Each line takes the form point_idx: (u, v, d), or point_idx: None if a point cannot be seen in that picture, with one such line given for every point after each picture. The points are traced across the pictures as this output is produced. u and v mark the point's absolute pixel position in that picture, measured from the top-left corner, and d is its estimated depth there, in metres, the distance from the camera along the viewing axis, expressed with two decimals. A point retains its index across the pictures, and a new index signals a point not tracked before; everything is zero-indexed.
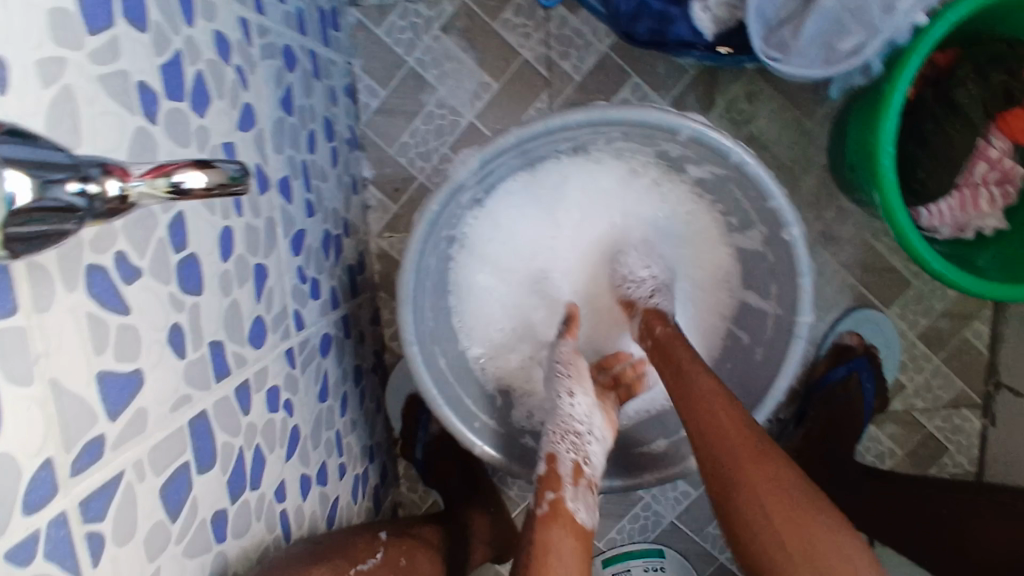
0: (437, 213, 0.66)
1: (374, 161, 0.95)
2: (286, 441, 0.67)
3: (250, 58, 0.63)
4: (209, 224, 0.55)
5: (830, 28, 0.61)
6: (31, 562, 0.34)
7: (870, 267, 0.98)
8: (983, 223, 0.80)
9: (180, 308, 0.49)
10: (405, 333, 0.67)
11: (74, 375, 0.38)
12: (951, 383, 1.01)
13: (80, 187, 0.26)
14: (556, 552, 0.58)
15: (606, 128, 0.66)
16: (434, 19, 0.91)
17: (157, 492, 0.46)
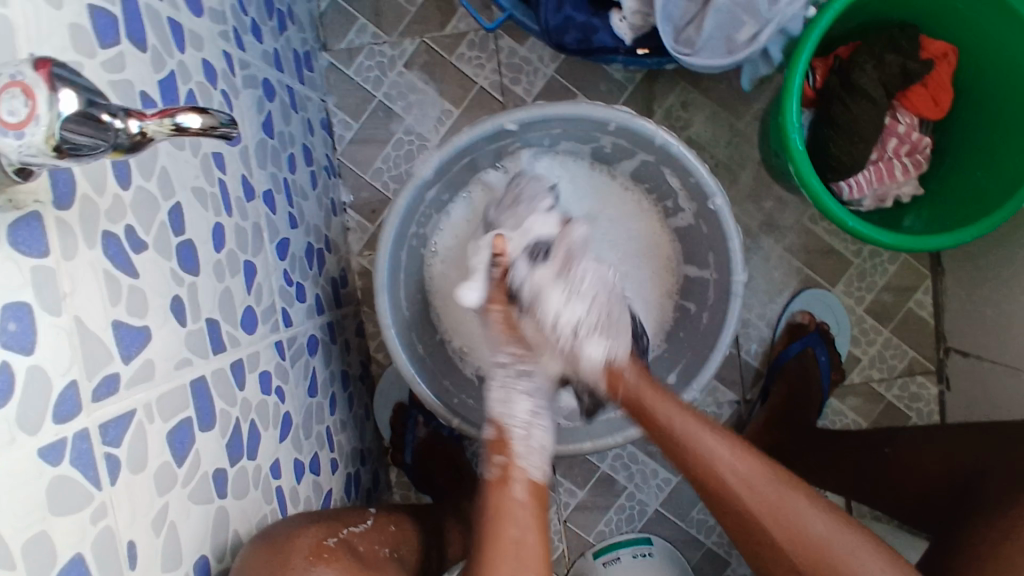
0: (405, 208, 0.74)
1: (351, 187, 1.05)
2: (279, 423, 0.73)
3: (234, 86, 0.73)
4: (203, 217, 0.62)
5: (727, 23, 0.72)
6: (62, 463, 0.41)
7: (813, 250, 1.05)
8: (899, 191, 0.89)
9: (180, 283, 0.57)
10: (383, 317, 0.74)
11: (92, 317, 0.45)
12: (903, 352, 1.06)
13: (111, 119, 0.34)
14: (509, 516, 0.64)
15: (545, 124, 0.76)
16: (398, 57, 1.02)
17: (164, 436, 0.51)
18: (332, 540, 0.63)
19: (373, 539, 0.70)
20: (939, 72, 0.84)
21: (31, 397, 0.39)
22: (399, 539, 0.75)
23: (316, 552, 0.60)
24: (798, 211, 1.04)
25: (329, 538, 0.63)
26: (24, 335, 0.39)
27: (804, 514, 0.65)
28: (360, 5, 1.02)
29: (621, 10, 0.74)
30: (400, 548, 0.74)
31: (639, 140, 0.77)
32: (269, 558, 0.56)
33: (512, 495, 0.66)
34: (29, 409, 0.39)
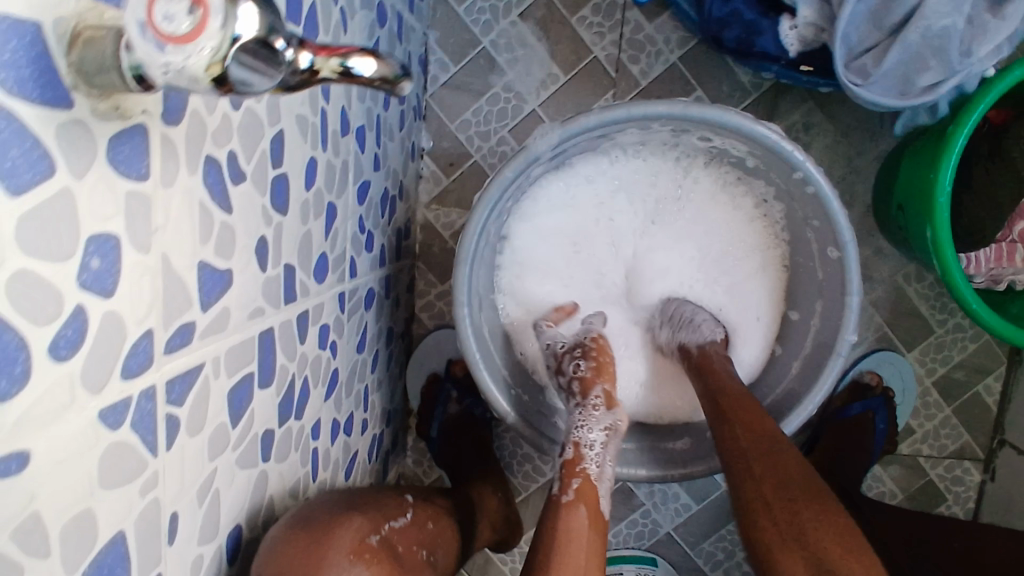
0: (510, 180, 0.67)
1: (434, 133, 0.97)
2: (327, 381, 0.67)
3: (352, 4, 0.65)
4: (301, 151, 0.56)
5: (913, 61, 0.63)
6: (124, 427, 0.35)
7: (900, 310, 0.98)
8: (1016, 278, 0.80)
9: (268, 223, 0.50)
10: (458, 294, 0.69)
11: (182, 253, 0.39)
12: (960, 434, 1.01)
13: (283, 46, 0.27)
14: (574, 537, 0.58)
15: (652, 122, 0.68)
16: (514, 5, 0.93)
17: (225, 394, 0.46)
18: (375, 543, 0.56)
19: (412, 538, 0.64)
20: None
21: (103, 349, 0.33)
22: (434, 540, 0.69)
23: (356, 551, 0.53)
24: (898, 266, 0.97)
25: (371, 541, 0.55)
26: (106, 274, 0.33)
27: (794, 463, 0.61)
28: None
29: (794, 16, 0.65)
30: (435, 550, 0.68)
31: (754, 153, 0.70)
32: (304, 545, 0.50)
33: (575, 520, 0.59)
34: (98, 364, 0.32)
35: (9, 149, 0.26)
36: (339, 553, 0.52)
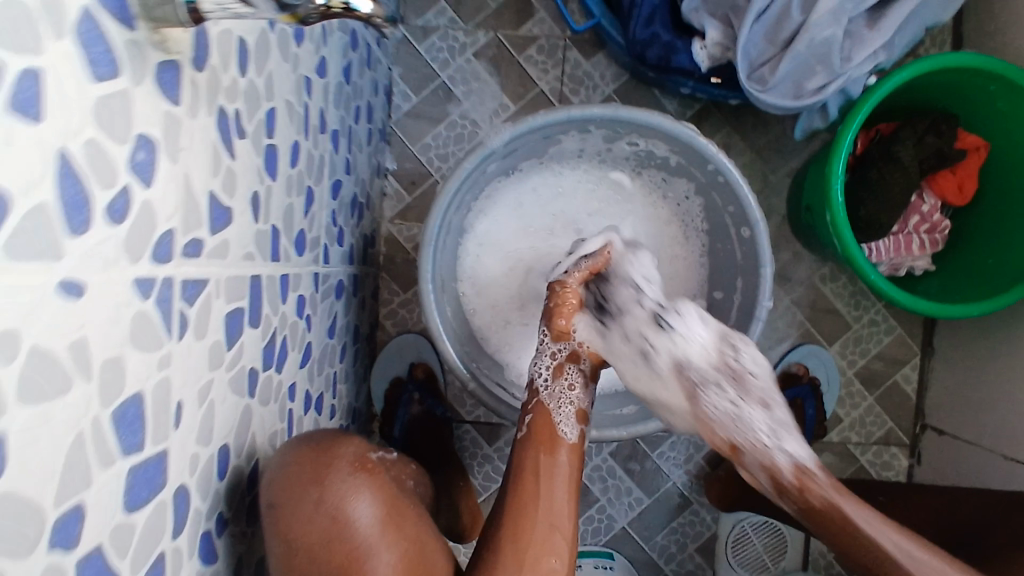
0: (469, 171, 0.77)
1: (397, 156, 1.08)
2: (302, 350, 0.74)
3: (331, 23, 0.76)
4: (287, 131, 0.65)
5: (800, 69, 0.76)
6: (150, 300, 0.42)
7: (817, 308, 1.10)
8: (913, 264, 0.94)
9: (261, 182, 0.59)
10: (423, 272, 0.77)
11: (199, 179, 0.47)
12: (882, 421, 1.10)
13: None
14: (535, 494, 0.65)
15: (587, 125, 0.80)
16: (469, 45, 1.07)
17: (223, 317, 0.53)
18: (376, 461, 0.60)
19: (402, 471, 0.69)
20: (968, 162, 0.89)
21: (140, 228, 0.40)
22: (419, 478, 0.75)
23: (358, 465, 0.58)
24: (810, 268, 1.10)
25: (371, 460, 0.60)
26: (145, 168, 0.40)
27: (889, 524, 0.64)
28: None
29: (704, 39, 0.79)
30: (420, 484, 0.74)
31: (676, 153, 0.82)
32: (300, 469, 0.56)
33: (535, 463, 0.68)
34: (137, 239, 0.40)
35: (96, 43, 0.34)
36: (340, 475, 0.56)
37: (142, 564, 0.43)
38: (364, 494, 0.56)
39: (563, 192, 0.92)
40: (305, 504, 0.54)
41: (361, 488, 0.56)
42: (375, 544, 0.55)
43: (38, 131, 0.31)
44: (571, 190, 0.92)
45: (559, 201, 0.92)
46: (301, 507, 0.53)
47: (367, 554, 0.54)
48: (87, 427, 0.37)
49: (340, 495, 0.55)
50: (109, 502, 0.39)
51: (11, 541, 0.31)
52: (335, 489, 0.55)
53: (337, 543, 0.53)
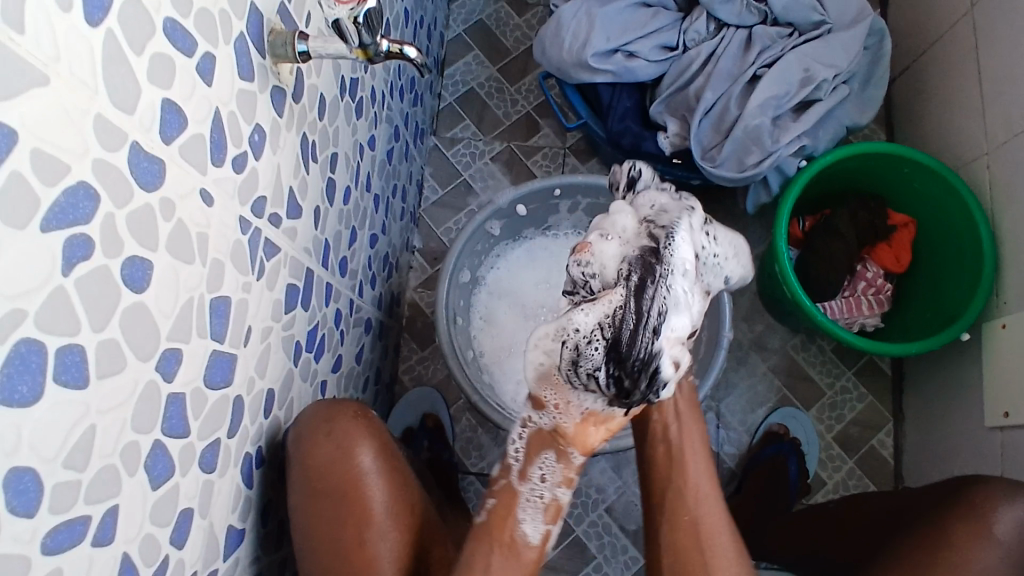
0: (480, 223, 0.97)
1: (424, 236, 1.28)
2: (335, 357, 0.88)
3: (381, 113, 1.00)
4: (344, 174, 0.85)
5: (740, 148, 0.98)
6: (245, 235, 0.58)
7: (793, 375, 1.22)
8: (865, 321, 1.08)
9: (323, 200, 0.78)
10: (440, 300, 0.94)
11: (284, 173, 0.66)
12: (865, 484, 1.16)
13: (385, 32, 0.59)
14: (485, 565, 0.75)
15: (576, 191, 1.00)
16: (487, 152, 1.32)
17: (284, 285, 0.68)
18: (374, 417, 0.76)
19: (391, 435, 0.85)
20: (901, 235, 1.08)
21: (246, 184, 0.58)
22: None
23: (360, 415, 0.75)
24: (783, 339, 1.23)
25: (371, 415, 0.76)
26: (256, 146, 0.59)
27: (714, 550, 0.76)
28: (468, 110, 1.34)
29: (667, 131, 1.03)
30: None
31: None
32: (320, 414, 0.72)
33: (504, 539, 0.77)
34: (244, 189, 0.58)
35: (242, 55, 0.55)
36: (347, 422, 0.73)
37: (207, 436, 0.55)
38: (365, 437, 0.73)
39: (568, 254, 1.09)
40: (325, 436, 0.69)
41: (364, 433, 0.73)
42: (371, 475, 0.72)
43: (206, 89, 0.50)
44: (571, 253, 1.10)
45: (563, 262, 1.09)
46: (321, 440, 0.69)
47: (365, 480, 0.71)
48: (195, 297, 0.51)
49: (350, 437, 0.72)
50: (196, 367, 0.52)
51: (140, 341, 0.45)
52: (341, 427, 0.72)
53: (343, 468, 0.71)
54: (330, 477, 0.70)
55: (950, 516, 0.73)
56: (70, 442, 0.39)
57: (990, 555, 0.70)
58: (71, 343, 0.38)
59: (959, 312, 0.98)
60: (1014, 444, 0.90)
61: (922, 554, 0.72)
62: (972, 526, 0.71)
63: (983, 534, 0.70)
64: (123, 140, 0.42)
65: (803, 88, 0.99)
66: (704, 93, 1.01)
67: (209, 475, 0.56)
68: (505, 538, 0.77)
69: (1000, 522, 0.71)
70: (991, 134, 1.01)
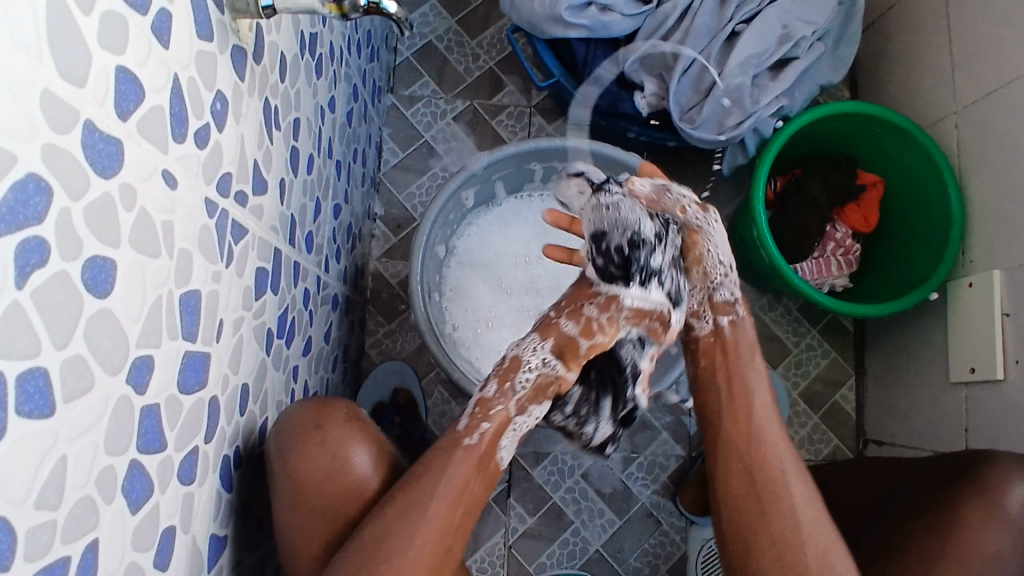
0: (454, 190, 0.92)
1: (385, 202, 1.21)
2: (305, 340, 0.82)
3: (339, 71, 0.92)
4: (307, 141, 0.78)
5: (720, 110, 0.96)
6: (212, 219, 0.52)
7: (760, 335, 1.23)
8: (834, 281, 1.10)
9: (288, 172, 0.71)
10: (414, 274, 0.89)
11: (249, 144, 0.59)
12: (828, 438, 1.20)
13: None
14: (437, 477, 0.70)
15: (553, 155, 0.96)
16: (449, 111, 1.24)
17: (254, 269, 0.62)
18: (368, 421, 0.74)
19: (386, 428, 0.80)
20: (869, 195, 1.09)
21: (213, 160, 0.51)
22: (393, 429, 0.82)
23: (350, 418, 0.72)
24: (751, 299, 1.23)
25: (366, 418, 0.73)
26: (220, 116, 0.52)
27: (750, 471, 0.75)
28: (427, 66, 1.25)
29: (643, 91, 0.99)
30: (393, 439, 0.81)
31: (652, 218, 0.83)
32: (305, 423, 0.68)
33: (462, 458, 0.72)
34: (210, 166, 0.51)
35: (201, 11, 0.48)
36: (340, 426, 0.71)
37: (183, 446, 0.49)
38: (359, 442, 0.71)
39: (543, 219, 1.04)
40: (312, 447, 0.68)
41: (357, 438, 0.71)
42: (369, 481, 0.71)
43: (163, 52, 0.43)
44: (543, 216, 1.05)
45: (538, 228, 1.04)
46: (307, 448, 0.67)
47: (360, 488, 0.70)
48: (164, 294, 0.45)
49: (340, 443, 0.70)
50: (169, 372, 0.47)
51: (109, 352, 0.39)
52: (331, 433, 0.69)
53: (337, 479, 0.69)
54: (320, 492, 0.68)
55: (961, 500, 0.75)
56: (38, 480, 0.34)
57: (1000, 535, 0.72)
58: (31, 367, 0.33)
59: (926, 274, 1.00)
60: (978, 400, 0.96)
61: (935, 534, 0.75)
62: (983, 507, 0.74)
63: (992, 513, 0.73)
64: (76, 118, 0.35)
65: (781, 46, 0.97)
66: (681, 51, 0.97)
67: (189, 487, 0.51)
68: (470, 441, 0.73)
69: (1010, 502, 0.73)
70: (961, 95, 1.01)
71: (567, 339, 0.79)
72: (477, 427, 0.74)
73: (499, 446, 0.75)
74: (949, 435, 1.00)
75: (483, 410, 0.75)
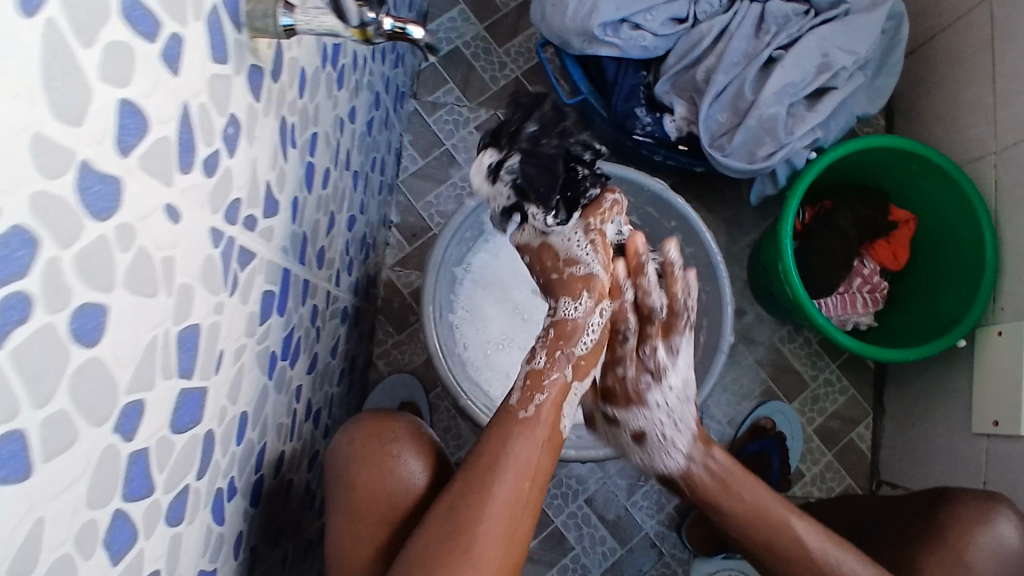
0: (472, 209, 0.89)
1: (402, 210, 1.19)
2: (310, 356, 0.80)
3: (362, 80, 0.89)
4: (323, 154, 0.75)
5: (751, 140, 0.93)
6: (216, 248, 0.49)
7: (779, 367, 1.19)
8: (859, 320, 1.06)
9: (300, 189, 0.68)
10: (427, 294, 0.87)
11: (261, 165, 0.57)
12: (841, 477, 1.16)
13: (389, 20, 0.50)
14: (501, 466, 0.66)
15: None
16: (472, 120, 1.22)
17: (260, 292, 0.60)
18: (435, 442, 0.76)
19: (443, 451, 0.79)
20: (901, 232, 1.05)
21: (221, 187, 0.49)
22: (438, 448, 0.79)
23: (412, 432, 0.74)
24: (771, 329, 1.20)
25: (425, 432, 0.75)
26: (231, 140, 0.50)
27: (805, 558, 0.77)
28: (453, 72, 1.23)
29: (672, 115, 0.96)
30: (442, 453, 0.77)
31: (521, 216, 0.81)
32: (367, 432, 0.71)
33: (530, 435, 0.70)
34: (217, 194, 0.49)
35: (216, 33, 0.46)
36: (399, 438, 0.72)
37: (172, 486, 0.48)
38: (413, 451, 0.72)
39: None
40: (386, 454, 0.70)
41: (411, 448, 0.72)
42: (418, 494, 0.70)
43: (172, 80, 0.41)
44: None
45: None
46: (367, 456, 0.70)
47: (425, 496, 0.71)
48: (159, 334, 0.43)
49: (405, 450, 0.71)
50: (161, 413, 0.45)
51: (94, 403, 0.37)
52: (392, 444, 0.71)
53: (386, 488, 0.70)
54: (369, 500, 0.69)
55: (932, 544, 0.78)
56: (12, 546, 0.32)
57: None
58: (9, 430, 0.31)
59: (955, 319, 0.96)
60: (999, 455, 0.92)
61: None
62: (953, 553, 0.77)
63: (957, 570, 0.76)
64: (72, 160, 0.33)
65: (820, 76, 0.93)
66: (714, 76, 0.94)
67: (175, 527, 0.50)
68: (525, 415, 0.71)
69: (976, 559, 0.76)
70: (1002, 134, 0.96)
71: (591, 280, 0.78)
72: (532, 400, 0.72)
73: (563, 420, 0.73)
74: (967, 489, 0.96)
75: (536, 382, 0.74)
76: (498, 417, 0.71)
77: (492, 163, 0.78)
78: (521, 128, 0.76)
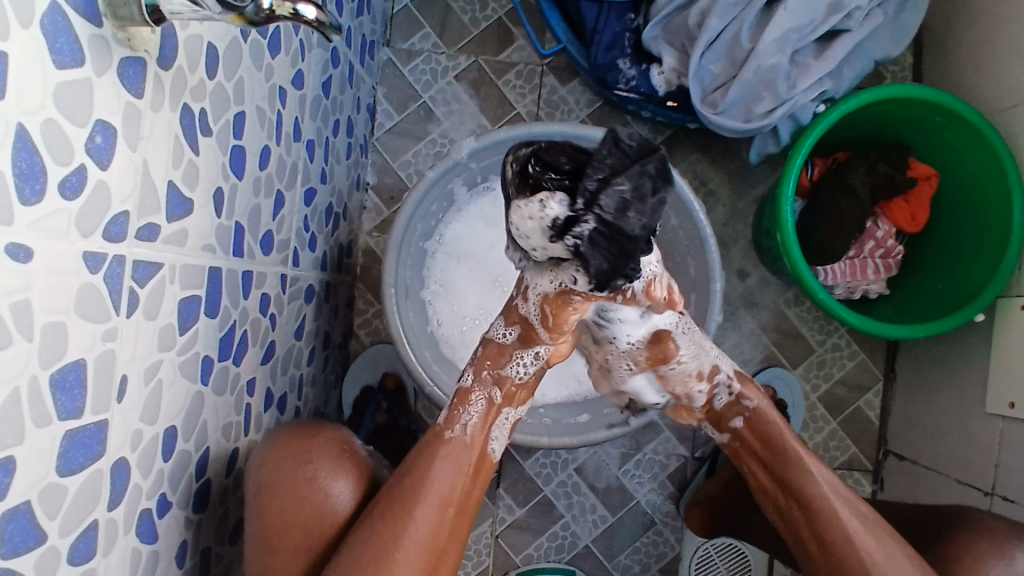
0: (433, 181, 0.83)
1: (378, 170, 1.12)
2: (264, 346, 0.76)
3: (311, 40, 0.80)
4: (258, 134, 0.68)
5: (749, 94, 0.83)
6: (98, 273, 0.44)
7: (783, 331, 1.11)
8: (869, 288, 0.97)
9: (225, 179, 0.62)
10: (387, 276, 0.81)
11: (158, 167, 0.50)
12: (846, 446, 1.10)
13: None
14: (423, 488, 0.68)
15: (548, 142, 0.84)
16: (451, 68, 1.12)
17: (177, 301, 0.55)
18: (357, 452, 0.72)
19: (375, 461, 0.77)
20: (921, 190, 0.94)
21: (94, 205, 0.43)
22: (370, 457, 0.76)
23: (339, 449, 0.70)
24: (775, 291, 1.12)
25: (353, 448, 0.71)
26: (103, 151, 0.44)
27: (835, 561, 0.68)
28: (429, 16, 1.12)
29: (661, 65, 0.86)
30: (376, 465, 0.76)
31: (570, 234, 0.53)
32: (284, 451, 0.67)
33: (453, 453, 0.72)
34: (89, 215, 0.43)
35: (61, 33, 0.39)
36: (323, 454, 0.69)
37: (73, 528, 0.45)
38: (338, 470, 0.68)
39: None
40: (303, 481, 0.65)
41: (337, 467, 0.69)
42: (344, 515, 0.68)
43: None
44: None
45: None
46: (287, 476, 0.66)
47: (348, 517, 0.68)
48: (24, 384, 0.39)
49: (325, 474, 0.67)
50: (43, 461, 0.41)
51: None
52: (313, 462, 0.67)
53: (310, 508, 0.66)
54: (293, 523, 0.65)
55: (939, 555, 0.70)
56: None
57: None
58: None
59: (973, 291, 0.88)
60: (1013, 438, 0.85)
61: None
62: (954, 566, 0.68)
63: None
64: None
65: (831, 17, 0.81)
66: (707, 20, 0.83)
67: (87, 565, 0.47)
68: (450, 436, 0.73)
69: None
70: None
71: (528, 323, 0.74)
72: (458, 420, 0.75)
73: (489, 439, 0.76)
74: (978, 468, 0.91)
75: (462, 401, 0.75)
76: (422, 443, 0.73)
77: (560, 217, 0.53)
78: (609, 181, 0.51)
